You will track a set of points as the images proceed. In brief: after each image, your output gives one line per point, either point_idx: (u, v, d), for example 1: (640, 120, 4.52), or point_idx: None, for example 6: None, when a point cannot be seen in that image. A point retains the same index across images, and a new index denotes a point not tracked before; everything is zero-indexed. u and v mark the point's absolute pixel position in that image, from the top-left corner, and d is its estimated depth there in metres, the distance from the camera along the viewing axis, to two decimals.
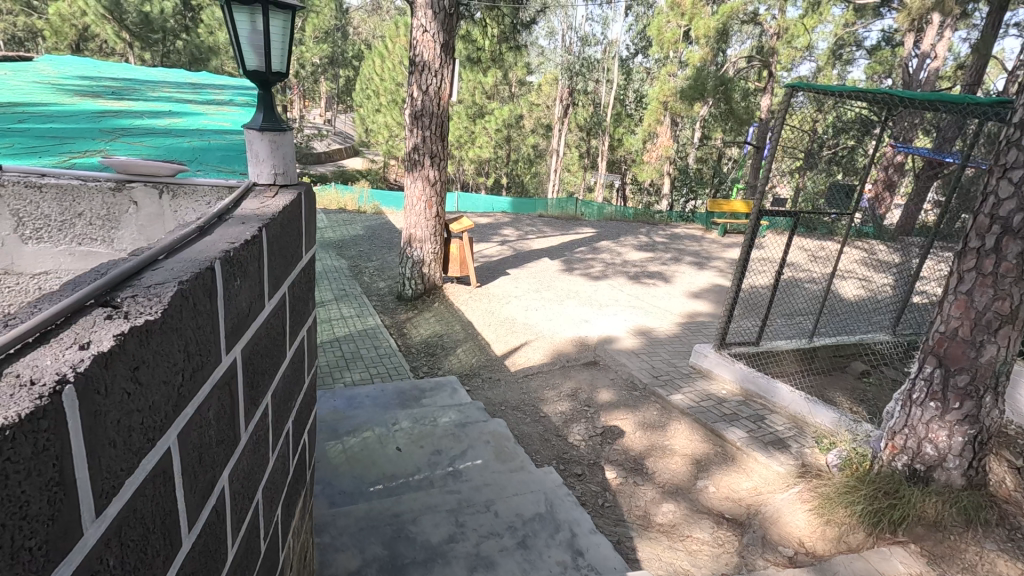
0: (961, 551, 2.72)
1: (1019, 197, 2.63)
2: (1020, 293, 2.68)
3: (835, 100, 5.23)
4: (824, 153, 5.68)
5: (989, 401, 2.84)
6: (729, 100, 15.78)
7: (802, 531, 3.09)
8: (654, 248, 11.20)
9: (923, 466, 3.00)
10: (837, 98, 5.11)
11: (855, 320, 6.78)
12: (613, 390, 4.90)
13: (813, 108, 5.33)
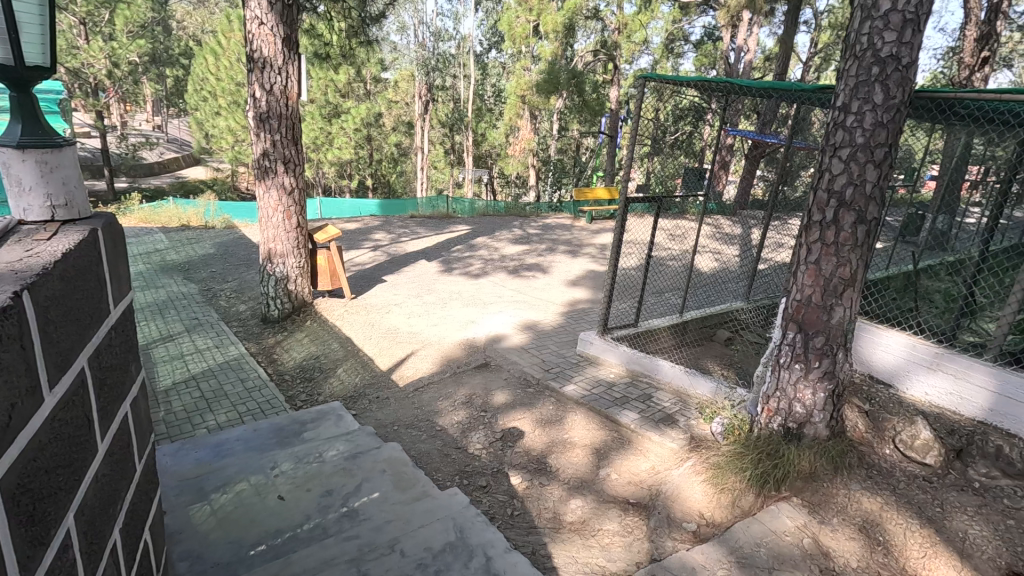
0: (833, 496, 3.01)
1: (849, 173, 2.91)
2: (857, 258, 2.99)
3: (673, 90, 5.54)
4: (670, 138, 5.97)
5: (841, 356, 3.15)
6: (581, 93, 16.47)
7: (701, 503, 3.22)
8: (529, 240, 11.38)
9: (796, 424, 3.26)
10: (675, 87, 5.43)
11: (715, 291, 7.38)
12: (507, 391, 4.81)
13: (656, 98, 5.63)
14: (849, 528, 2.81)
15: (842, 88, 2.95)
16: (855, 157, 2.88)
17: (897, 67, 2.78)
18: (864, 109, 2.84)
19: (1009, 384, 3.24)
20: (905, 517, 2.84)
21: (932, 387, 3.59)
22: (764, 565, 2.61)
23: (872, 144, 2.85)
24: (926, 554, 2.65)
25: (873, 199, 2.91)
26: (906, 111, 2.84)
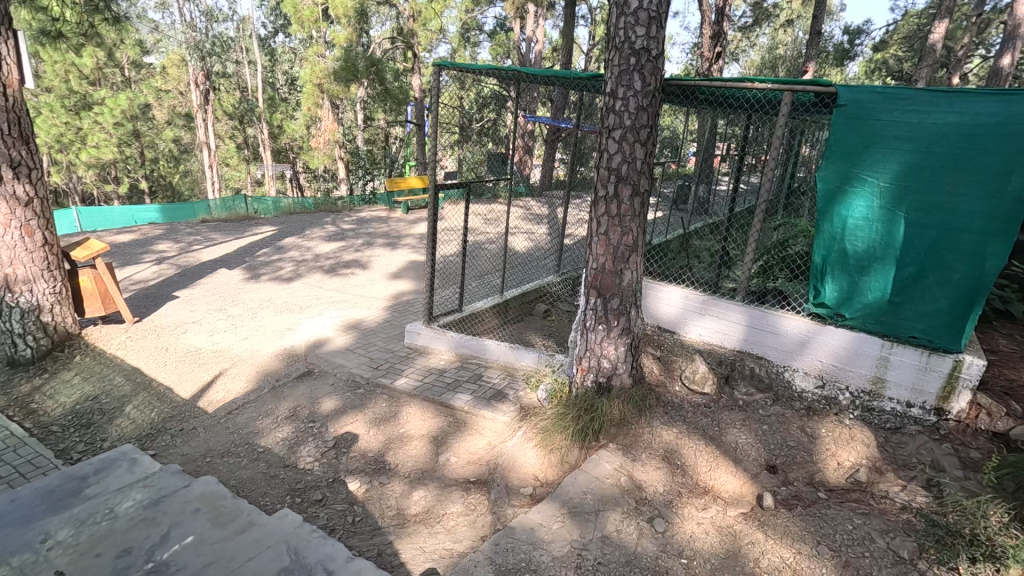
0: (640, 435, 3.47)
1: (623, 152, 3.29)
2: (636, 226, 3.42)
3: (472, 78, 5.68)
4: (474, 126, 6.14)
5: (634, 313, 3.59)
6: (382, 81, 16.03)
7: (534, 467, 3.45)
8: (344, 236, 10.86)
9: (605, 378, 3.65)
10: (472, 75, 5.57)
11: (530, 267, 7.87)
12: (335, 396, 4.57)
13: (457, 86, 5.73)
14: (654, 460, 3.27)
15: (609, 76, 3.30)
16: (625, 138, 3.27)
17: (648, 58, 3.21)
18: (628, 95, 3.23)
19: (755, 317, 3.96)
20: (694, 441, 3.39)
21: (704, 328, 4.24)
22: (591, 510, 2.91)
23: (637, 125, 3.26)
24: (711, 469, 3.21)
25: (643, 173, 3.33)
26: (660, 97, 3.29)
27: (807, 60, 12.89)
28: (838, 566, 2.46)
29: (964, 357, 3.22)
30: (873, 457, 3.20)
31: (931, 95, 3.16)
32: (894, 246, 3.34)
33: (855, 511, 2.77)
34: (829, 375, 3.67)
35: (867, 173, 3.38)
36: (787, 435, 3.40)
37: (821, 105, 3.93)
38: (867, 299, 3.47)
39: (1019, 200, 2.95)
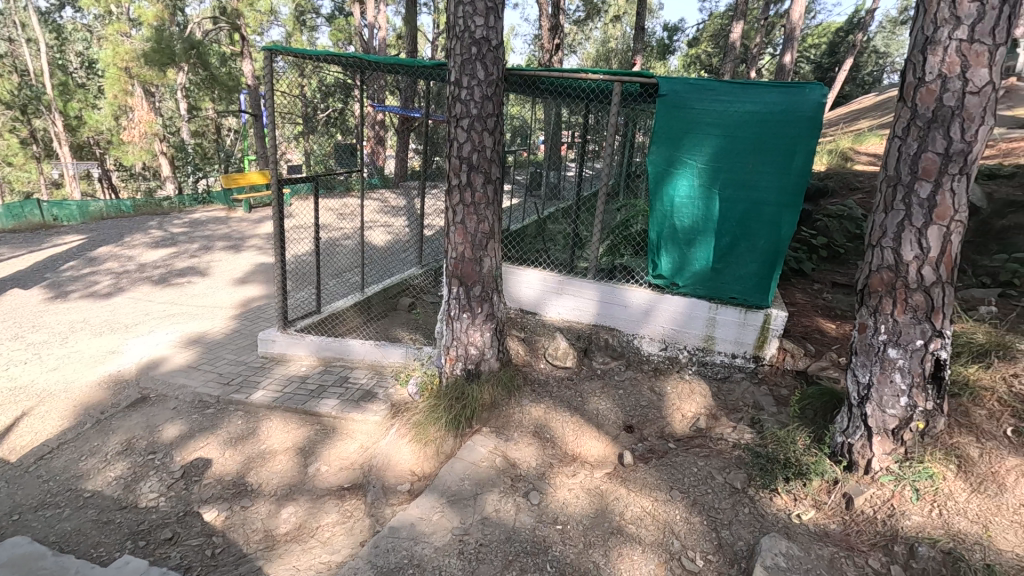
0: (511, 416, 3.61)
1: (472, 141, 3.33)
2: (491, 214, 3.49)
3: (311, 65, 5.32)
4: (319, 116, 5.78)
5: (496, 299, 3.68)
6: (206, 66, 14.36)
7: (411, 463, 3.41)
8: (174, 241, 9.64)
9: (473, 364, 3.70)
10: (311, 62, 5.22)
11: (391, 261, 7.65)
12: (179, 420, 4.08)
13: (295, 73, 5.34)
14: (526, 437, 3.43)
15: (452, 65, 3.31)
16: (473, 127, 3.32)
17: (489, 48, 3.26)
18: (472, 84, 3.27)
19: (606, 292, 4.25)
20: (560, 414, 3.61)
21: (562, 307, 4.44)
22: (470, 495, 2.95)
23: (484, 114, 3.32)
24: (577, 437, 3.44)
25: (493, 162, 3.40)
26: (503, 87, 3.37)
27: (635, 53, 14.05)
28: (688, 506, 2.79)
29: (772, 310, 3.80)
30: (709, 405, 3.66)
31: (731, 86, 3.62)
32: (713, 220, 3.81)
33: (698, 455, 3.16)
34: (670, 338, 4.09)
35: (687, 156, 3.78)
36: (640, 396, 3.76)
37: (646, 96, 4.32)
38: (695, 268, 3.93)
39: (801, 176, 3.54)
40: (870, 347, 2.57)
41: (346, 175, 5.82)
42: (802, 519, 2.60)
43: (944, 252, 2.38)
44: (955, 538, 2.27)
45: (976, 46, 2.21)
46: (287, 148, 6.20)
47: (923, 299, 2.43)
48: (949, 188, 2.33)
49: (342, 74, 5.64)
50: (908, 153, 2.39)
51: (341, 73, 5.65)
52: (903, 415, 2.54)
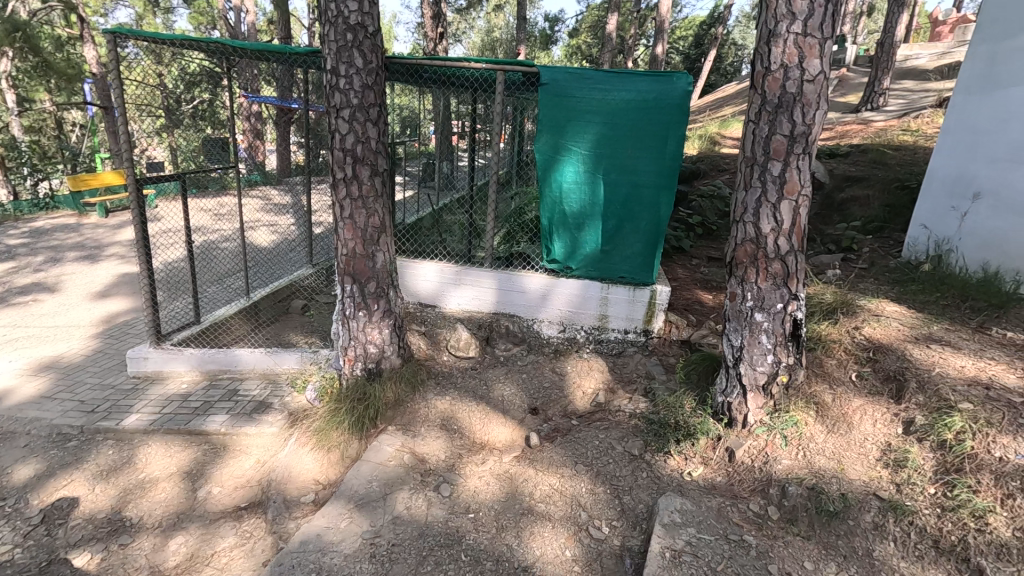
0: (416, 411, 3.57)
1: (355, 132, 3.20)
2: (381, 207, 3.38)
3: (168, 51, 4.81)
4: (184, 109, 5.25)
5: (393, 294, 3.58)
6: (36, 51, 12.47)
7: (314, 471, 3.26)
8: (11, 254, 8.34)
9: (374, 363, 3.59)
10: (168, 49, 4.72)
11: (278, 257, 7.08)
12: (34, 458, 3.56)
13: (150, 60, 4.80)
14: (433, 431, 3.41)
15: (327, 52, 3.15)
16: (355, 117, 3.18)
17: (366, 35, 3.14)
18: (350, 72, 3.13)
19: (504, 280, 4.29)
20: (467, 404, 3.62)
21: (461, 297, 4.43)
22: (378, 496, 2.88)
23: (366, 104, 3.19)
24: (485, 425, 3.47)
25: (379, 153, 3.29)
26: (384, 75, 3.26)
27: (519, 43, 14.20)
28: (592, 478, 2.93)
29: (657, 286, 4.06)
30: (607, 380, 3.86)
31: (607, 75, 3.78)
32: (599, 204, 3.99)
33: (599, 428, 3.32)
34: (568, 320, 4.24)
35: (571, 143, 3.91)
36: (543, 378, 3.87)
37: (528, 85, 4.39)
38: (586, 250, 4.10)
39: (675, 159, 3.79)
40: (741, 313, 2.83)
41: (219, 172, 5.35)
42: (693, 476, 2.83)
43: (794, 224, 2.67)
44: (816, 474, 2.59)
45: (809, 39, 2.49)
46: (147, 144, 5.57)
47: (781, 266, 2.72)
48: (796, 166, 2.61)
49: (205, 61, 5.16)
50: (760, 136, 2.65)
51: (204, 61, 5.17)
52: (770, 371, 2.83)
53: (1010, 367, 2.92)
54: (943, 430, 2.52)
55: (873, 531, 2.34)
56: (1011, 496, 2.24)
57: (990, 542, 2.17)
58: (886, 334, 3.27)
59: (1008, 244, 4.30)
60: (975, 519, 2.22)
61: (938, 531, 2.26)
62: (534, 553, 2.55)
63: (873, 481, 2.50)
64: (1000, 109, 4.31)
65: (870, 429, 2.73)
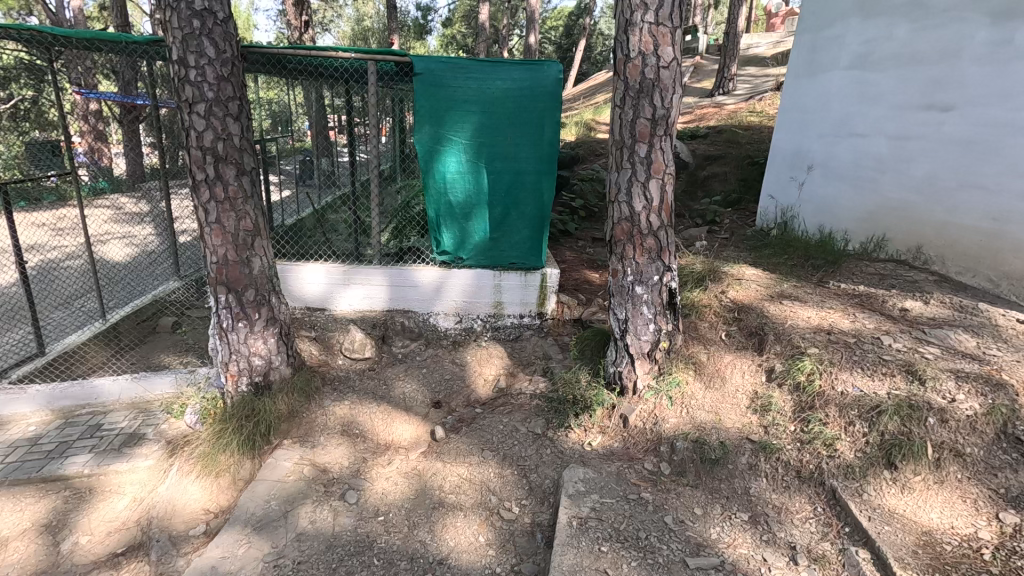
0: (314, 421, 3.40)
1: (213, 129, 2.94)
2: (253, 208, 3.14)
3: None
4: None
5: (275, 301, 3.35)
6: None
7: (202, 500, 3.00)
8: None
9: (261, 376, 3.36)
10: None
11: (140, 267, 6.14)
12: None
13: None
14: (334, 439, 3.28)
15: (171, 42, 2.85)
16: (212, 112, 2.92)
17: (215, 22, 2.88)
18: (201, 63, 2.86)
19: (396, 276, 4.20)
20: (368, 406, 3.52)
21: (352, 298, 4.26)
22: (279, 515, 2.72)
23: (223, 98, 2.94)
24: (388, 425, 3.40)
25: (244, 150, 3.05)
26: (241, 65, 3.01)
27: (391, 32, 13.82)
28: (499, 462, 2.99)
29: (547, 269, 4.20)
30: (506, 365, 3.93)
31: (480, 64, 3.79)
32: (484, 193, 4.02)
33: (502, 413, 3.39)
34: (463, 310, 4.25)
35: (451, 133, 3.90)
36: (443, 371, 3.86)
37: (402, 75, 4.28)
38: (475, 240, 4.12)
39: (552, 145, 3.92)
40: (623, 288, 3.01)
41: (51, 180, 4.66)
42: (593, 446, 2.99)
43: (663, 201, 2.88)
44: (699, 428, 2.84)
45: (661, 28, 2.68)
46: None
47: (654, 241, 2.92)
48: (660, 148, 2.81)
49: (20, 53, 4.44)
50: (626, 120, 2.81)
51: (18, 52, 4.45)
52: (654, 339, 3.05)
53: (845, 314, 3.40)
54: (797, 373, 2.87)
55: (749, 471, 2.62)
56: (852, 424, 2.61)
57: (838, 465, 2.52)
58: (748, 295, 3.66)
59: (836, 208, 4.85)
60: (827, 447, 2.57)
61: (799, 462, 2.58)
62: (448, 544, 2.55)
63: (746, 426, 2.80)
64: (822, 90, 4.99)
65: (740, 381, 3.04)
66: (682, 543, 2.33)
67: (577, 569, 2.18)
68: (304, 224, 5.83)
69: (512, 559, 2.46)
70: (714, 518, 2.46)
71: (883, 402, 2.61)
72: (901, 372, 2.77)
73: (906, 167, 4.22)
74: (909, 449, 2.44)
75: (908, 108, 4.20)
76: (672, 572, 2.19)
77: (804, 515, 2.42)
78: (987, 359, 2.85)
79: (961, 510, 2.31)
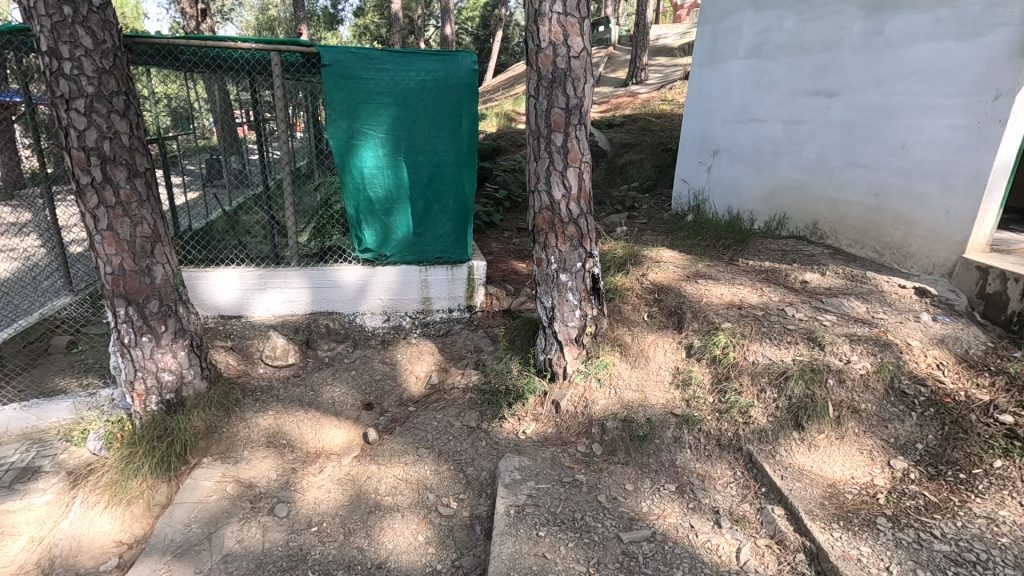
0: (235, 435, 3.22)
1: (96, 126, 2.68)
2: (150, 213, 2.90)
3: None
4: None
5: (184, 311, 3.12)
6: None
7: (113, 532, 2.78)
8: None
9: (172, 393, 3.13)
10: None
11: (20, 279, 5.48)
12: None
13: None
14: (259, 451, 3.12)
15: (39, 31, 2.56)
16: (94, 109, 2.66)
17: (90, 9, 2.61)
18: (77, 55, 2.60)
19: (316, 277, 4.02)
20: (294, 414, 3.37)
21: (271, 302, 4.05)
22: (202, 538, 2.57)
23: (106, 93, 2.68)
24: (317, 432, 3.27)
25: (136, 150, 2.81)
26: (125, 56, 2.76)
27: (299, 22, 13.14)
28: (435, 458, 2.96)
29: (473, 262, 4.18)
30: (437, 360, 3.89)
31: (392, 55, 3.69)
32: (404, 187, 3.93)
33: (436, 409, 3.36)
34: (391, 308, 4.16)
35: (367, 127, 3.77)
36: (373, 371, 3.77)
37: (309, 67, 4.08)
38: (398, 236, 4.04)
39: (471, 137, 3.90)
40: (548, 276, 3.05)
41: None
42: (527, 433, 3.03)
43: (581, 189, 2.94)
44: (627, 407, 2.94)
45: (570, 19, 2.71)
46: None
47: (575, 229, 2.98)
48: (575, 136, 2.86)
49: None
50: (541, 109, 2.84)
51: None
52: (580, 324, 3.12)
53: (753, 288, 3.63)
54: (713, 347, 3.03)
55: (674, 443, 2.75)
56: (763, 391, 2.80)
57: (754, 430, 2.70)
58: (666, 277, 3.82)
59: (742, 189, 5.19)
60: (742, 415, 2.74)
61: (719, 431, 2.74)
62: (386, 547, 2.50)
63: (669, 402, 2.93)
64: (724, 76, 5.37)
65: (662, 359, 3.18)
66: (616, 519, 2.41)
67: (516, 556, 2.20)
68: (213, 228, 5.45)
69: (452, 555, 2.45)
70: (644, 492, 2.56)
71: (789, 368, 2.81)
72: (804, 339, 3.00)
73: (799, 149, 4.55)
74: (814, 410, 2.66)
75: (798, 94, 4.54)
76: (608, 548, 2.26)
77: (725, 480, 2.57)
78: (875, 322, 3.14)
79: (859, 461, 2.55)
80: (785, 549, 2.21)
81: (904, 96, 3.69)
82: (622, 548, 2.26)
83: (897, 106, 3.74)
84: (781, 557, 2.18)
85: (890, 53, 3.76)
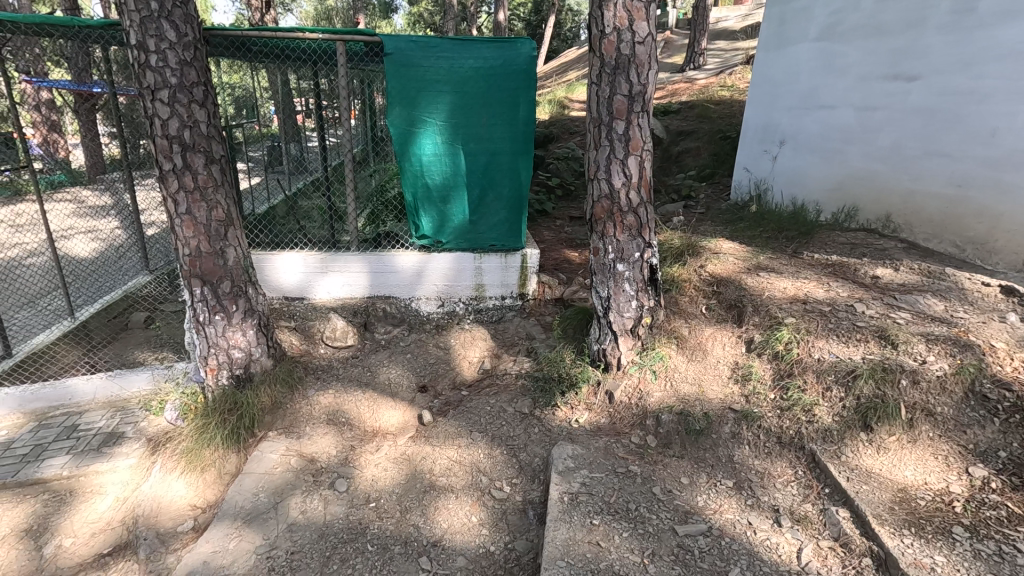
0: (298, 411, 3.37)
1: (179, 116, 2.83)
2: (224, 198, 3.06)
3: None
4: None
5: (252, 292, 3.28)
6: None
7: (188, 496, 2.97)
8: None
9: (241, 369, 3.32)
10: None
11: (100, 259, 5.86)
12: None
13: None
14: (320, 427, 3.26)
15: (129, 24, 2.72)
16: (176, 98, 2.81)
17: (175, 4, 2.76)
18: (161, 47, 2.75)
19: (374, 263, 4.14)
20: (352, 394, 3.49)
21: (332, 286, 4.20)
22: (269, 507, 2.72)
23: (187, 84, 2.83)
24: (374, 412, 3.38)
25: (212, 138, 2.95)
26: (204, 49, 2.90)
27: (357, 11, 13.38)
28: (488, 442, 3.02)
29: (526, 250, 4.19)
30: (490, 346, 3.94)
31: (452, 43, 3.72)
32: (461, 175, 3.97)
33: (488, 394, 3.41)
34: (445, 294, 4.23)
35: (425, 115, 3.83)
36: (428, 355, 3.86)
37: (371, 56, 4.16)
38: (454, 223, 4.09)
39: (528, 124, 3.88)
40: (604, 266, 3.03)
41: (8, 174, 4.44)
42: (580, 422, 3.04)
43: (642, 178, 2.89)
44: (683, 400, 2.90)
45: (636, 3, 2.66)
46: None
47: (634, 219, 2.94)
48: (637, 124, 2.81)
49: None
50: (603, 96, 2.80)
51: None
52: (636, 315, 3.09)
53: (820, 283, 3.49)
54: (776, 343, 2.94)
55: (732, 439, 2.69)
56: (829, 389, 2.70)
57: (817, 429, 2.61)
58: (726, 269, 3.72)
59: (807, 178, 4.97)
60: (805, 413, 2.66)
61: (780, 429, 2.66)
62: (441, 526, 2.58)
63: (728, 397, 2.86)
64: (791, 60, 5.14)
65: (721, 353, 3.11)
66: (671, 512, 2.39)
67: (571, 543, 2.22)
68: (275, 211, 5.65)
69: (505, 537, 2.50)
70: (700, 486, 2.53)
71: (858, 366, 2.70)
72: (875, 337, 2.87)
73: (871, 136, 4.31)
74: (884, 411, 2.54)
75: (873, 78, 4.29)
76: (662, 540, 2.25)
77: (785, 479, 2.50)
78: (954, 322, 2.96)
79: (933, 466, 2.42)
80: (850, 553, 2.13)
81: (996, 79, 3.42)
82: (677, 540, 2.24)
83: (988, 89, 3.47)
84: (845, 561, 2.10)
85: (982, 33, 3.50)
